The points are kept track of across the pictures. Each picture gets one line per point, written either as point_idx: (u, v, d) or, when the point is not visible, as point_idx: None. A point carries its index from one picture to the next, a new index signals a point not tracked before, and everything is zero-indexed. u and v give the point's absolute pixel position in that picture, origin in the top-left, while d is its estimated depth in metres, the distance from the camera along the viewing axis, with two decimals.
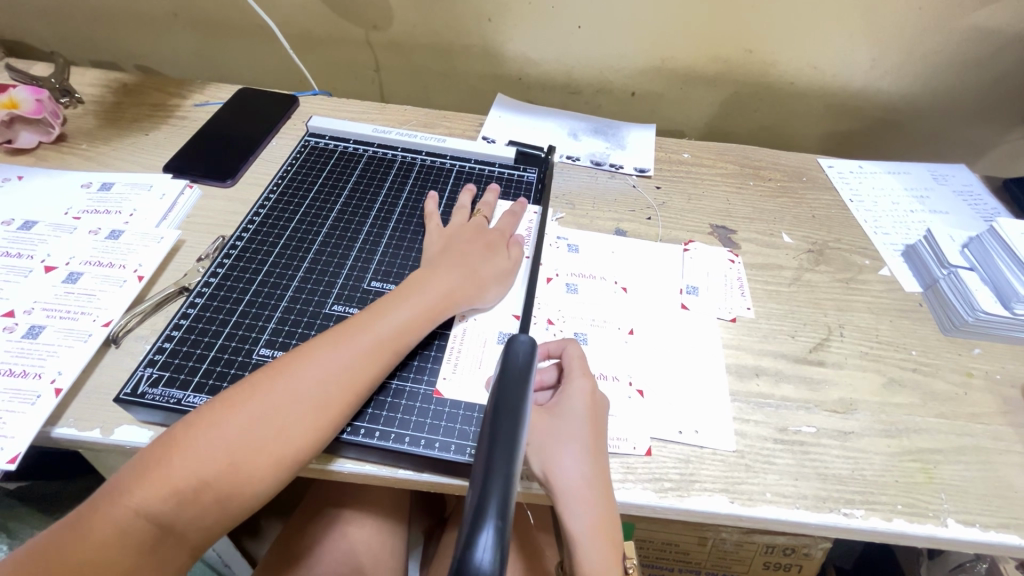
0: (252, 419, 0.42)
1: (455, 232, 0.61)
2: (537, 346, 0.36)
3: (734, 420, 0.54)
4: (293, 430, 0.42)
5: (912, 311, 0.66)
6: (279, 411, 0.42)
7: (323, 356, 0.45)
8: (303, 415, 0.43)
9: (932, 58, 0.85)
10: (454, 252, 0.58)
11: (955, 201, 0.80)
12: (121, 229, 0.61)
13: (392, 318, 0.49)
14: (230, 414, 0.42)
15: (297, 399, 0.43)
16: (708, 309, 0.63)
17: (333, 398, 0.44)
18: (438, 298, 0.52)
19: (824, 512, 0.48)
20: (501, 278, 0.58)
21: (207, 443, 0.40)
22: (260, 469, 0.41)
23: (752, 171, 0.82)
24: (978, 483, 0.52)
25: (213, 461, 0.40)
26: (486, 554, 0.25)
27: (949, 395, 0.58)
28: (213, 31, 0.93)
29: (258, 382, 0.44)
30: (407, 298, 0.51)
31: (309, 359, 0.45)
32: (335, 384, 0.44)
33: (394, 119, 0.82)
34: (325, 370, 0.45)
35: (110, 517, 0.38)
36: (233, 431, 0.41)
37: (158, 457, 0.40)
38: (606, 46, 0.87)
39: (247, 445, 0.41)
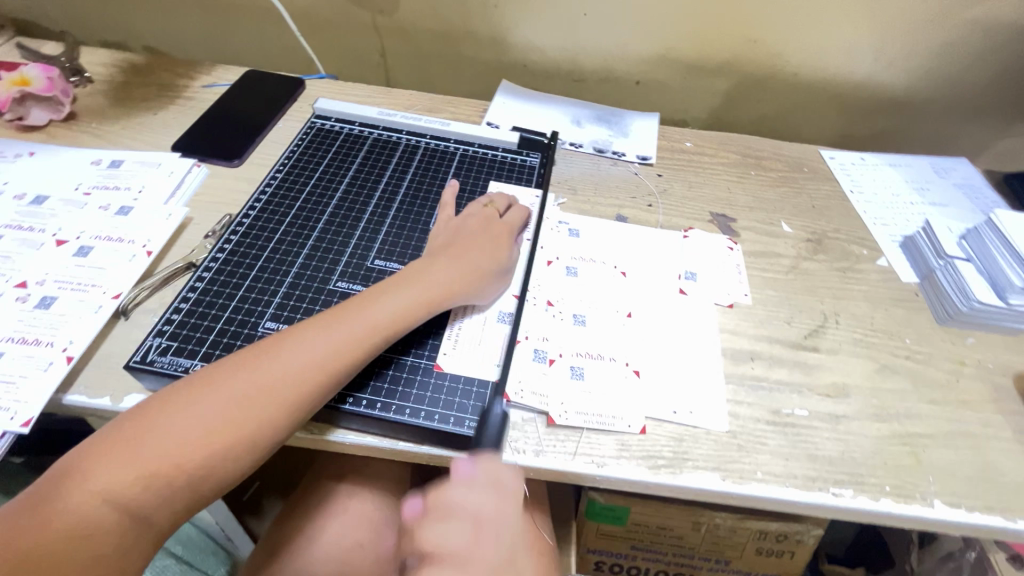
0: (225, 403, 0.43)
1: (462, 222, 0.61)
2: None
3: (728, 401, 0.55)
4: (267, 415, 0.43)
5: (908, 300, 0.67)
6: (253, 396, 0.43)
7: (302, 343, 0.46)
8: (278, 400, 0.44)
9: (936, 50, 0.85)
10: (460, 244, 0.58)
11: (955, 194, 0.80)
12: (131, 205, 0.62)
13: (379, 307, 0.49)
14: (204, 397, 0.43)
15: (275, 384, 0.44)
16: (706, 294, 0.64)
17: (310, 385, 0.45)
18: (432, 290, 0.52)
19: (812, 492, 0.49)
20: (504, 275, 0.58)
21: (179, 425, 0.41)
22: (229, 454, 0.42)
23: (753, 161, 0.83)
24: (966, 468, 0.53)
25: (181, 443, 0.41)
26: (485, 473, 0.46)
27: (941, 383, 0.59)
28: (221, 13, 0.93)
29: (232, 369, 0.44)
30: (399, 289, 0.51)
31: (288, 345, 0.46)
32: (313, 371, 0.45)
33: (399, 103, 0.83)
34: (302, 359, 0.45)
35: (80, 494, 0.39)
36: (207, 414, 0.42)
37: (130, 438, 0.41)
38: (611, 34, 0.88)
39: (220, 429, 0.42)
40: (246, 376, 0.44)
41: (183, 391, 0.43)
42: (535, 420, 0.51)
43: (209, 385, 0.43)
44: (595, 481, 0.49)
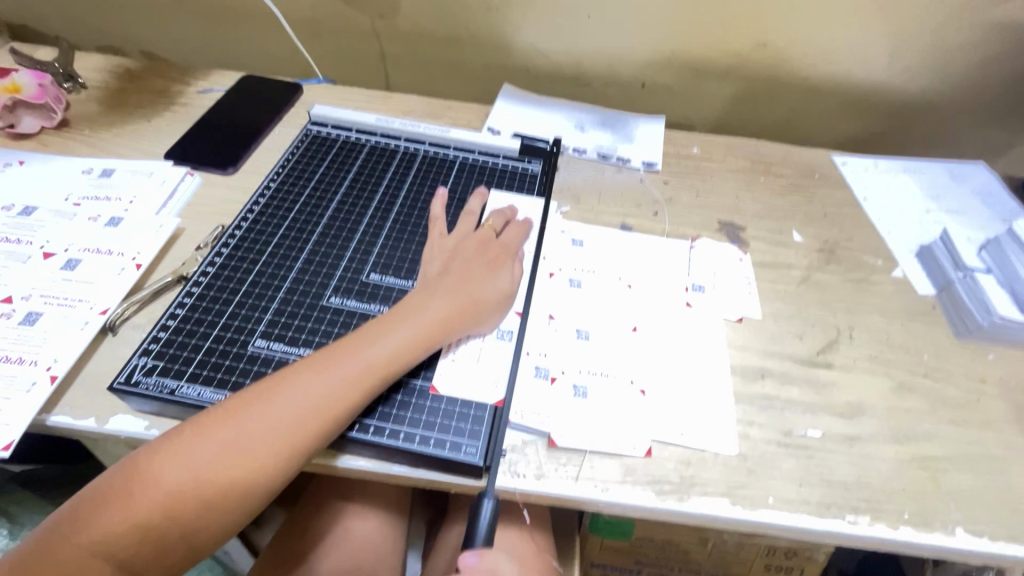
0: (214, 456, 0.41)
1: (459, 243, 0.59)
2: None
3: (738, 422, 0.52)
4: (259, 469, 0.41)
5: (925, 313, 0.64)
6: (243, 450, 0.41)
7: (294, 390, 0.43)
8: (270, 453, 0.42)
9: (952, 52, 0.82)
10: (457, 269, 0.55)
11: (972, 202, 0.78)
12: (121, 216, 0.60)
13: (375, 347, 0.47)
14: (192, 450, 0.40)
15: (265, 436, 0.42)
16: (714, 308, 0.61)
17: (303, 437, 0.42)
18: (430, 321, 0.50)
19: (827, 519, 0.47)
20: (503, 298, 0.55)
21: (167, 481, 0.39)
22: (226, 502, 0.40)
23: (762, 167, 0.80)
24: (989, 493, 0.50)
25: (174, 493, 0.39)
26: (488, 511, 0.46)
27: (961, 401, 0.56)
28: (218, 17, 0.92)
29: (229, 412, 0.42)
30: (396, 327, 0.49)
31: (279, 392, 0.43)
32: (306, 422, 0.43)
33: (398, 109, 0.81)
34: (300, 402, 0.43)
35: (67, 552, 0.37)
36: (195, 468, 0.40)
37: (116, 492, 0.39)
38: (615, 36, 0.85)
39: (210, 484, 0.40)
40: (235, 426, 0.42)
41: (167, 441, 0.41)
42: (536, 442, 0.49)
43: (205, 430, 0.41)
44: (598, 507, 0.47)
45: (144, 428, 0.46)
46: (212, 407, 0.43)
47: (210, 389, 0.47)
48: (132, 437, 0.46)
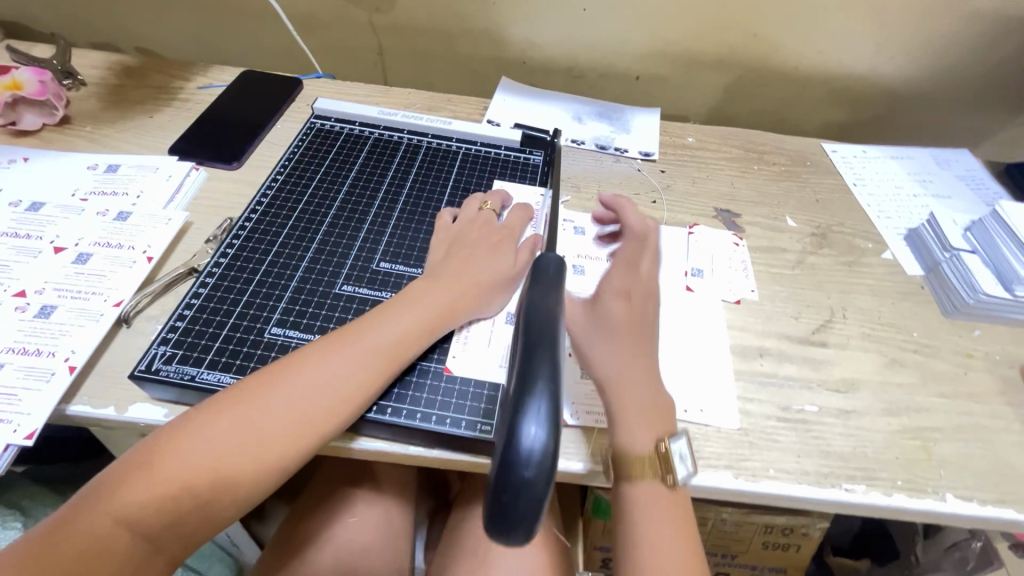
0: (232, 432, 0.41)
1: (464, 228, 0.60)
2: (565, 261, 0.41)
3: (739, 399, 0.54)
4: (275, 443, 0.42)
5: (914, 293, 0.67)
6: (261, 424, 0.42)
7: (310, 368, 0.45)
8: (287, 427, 0.43)
9: (937, 41, 0.85)
10: (463, 255, 0.57)
11: (957, 186, 0.80)
12: (129, 210, 0.61)
13: (387, 327, 0.48)
14: (210, 425, 0.41)
15: (283, 411, 0.43)
16: (713, 291, 0.63)
17: (319, 412, 0.44)
18: (437, 307, 0.51)
19: (825, 488, 0.49)
20: (509, 280, 0.56)
21: (186, 453, 0.40)
22: (243, 477, 0.41)
23: (756, 156, 0.83)
24: (976, 460, 0.53)
25: (192, 468, 0.40)
26: (538, 432, 0.30)
27: (949, 375, 0.59)
28: (214, 13, 0.92)
29: (247, 391, 0.43)
30: (406, 307, 0.50)
31: (296, 370, 0.45)
32: (322, 398, 0.44)
33: (399, 102, 0.82)
34: (315, 381, 0.44)
35: (87, 527, 0.38)
36: (214, 442, 0.41)
37: (137, 465, 0.40)
38: (611, 29, 0.87)
39: (228, 457, 0.41)
40: (253, 402, 0.43)
41: (188, 418, 0.42)
42: None
43: (223, 407, 0.42)
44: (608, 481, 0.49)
45: (164, 416, 0.47)
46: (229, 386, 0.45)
47: (230, 375, 0.48)
48: (152, 424, 0.47)
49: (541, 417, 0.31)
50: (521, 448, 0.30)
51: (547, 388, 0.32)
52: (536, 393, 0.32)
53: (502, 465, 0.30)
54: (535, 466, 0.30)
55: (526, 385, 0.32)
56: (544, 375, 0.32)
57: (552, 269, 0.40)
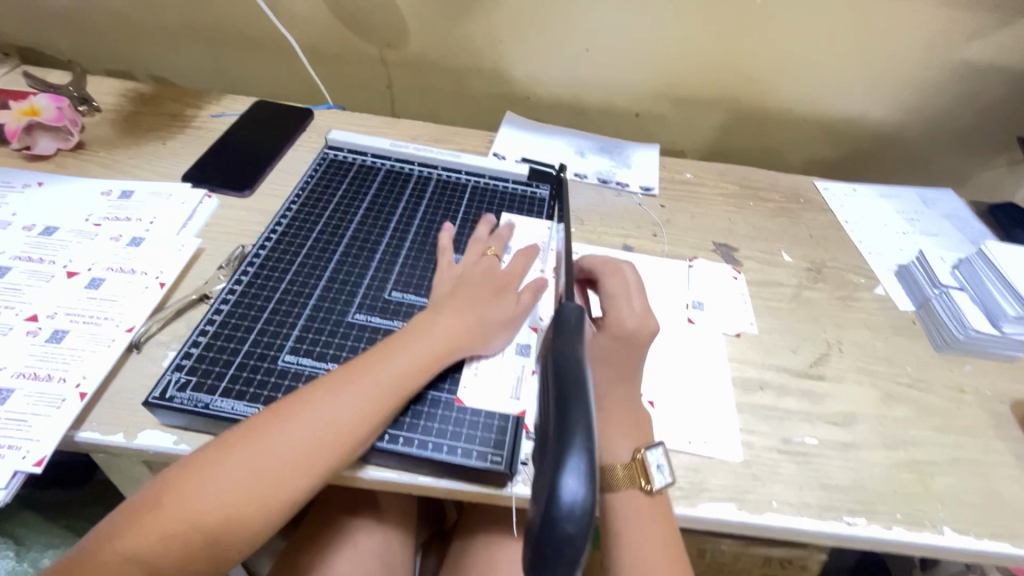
0: (240, 469, 0.42)
1: (468, 266, 0.61)
2: (583, 310, 0.43)
3: (741, 431, 0.56)
4: (283, 483, 0.42)
5: (906, 328, 0.69)
6: (268, 465, 0.42)
7: (320, 406, 0.45)
8: (297, 461, 0.43)
9: (921, 88, 0.90)
10: (465, 290, 0.57)
11: (943, 224, 0.84)
12: (142, 236, 0.62)
13: (395, 361, 0.49)
14: (220, 461, 0.42)
15: (289, 451, 0.43)
16: (714, 323, 0.65)
17: (328, 450, 0.44)
18: (441, 342, 0.52)
19: (828, 521, 0.50)
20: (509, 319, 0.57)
21: (194, 497, 0.40)
22: (253, 514, 0.41)
23: (751, 192, 0.86)
24: (971, 494, 0.54)
25: (201, 505, 0.40)
26: (577, 483, 0.33)
27: (943, 410, 0.61)
28: (230, 43, 0.94)
29: (255, 425, 0.44)
30: (415, 342, 0.51)
31: (303, 411, 0.45)
32: (332, 435, 0.44)
33: (407, 134, 0.84)
34: (322, 417, 0.45)
35: (101, 563, 0.38)
36: (223, 477, 0.41)
37: (145, 509, 0.40)
38: (613, 69, 0.91)
39: (235, 500, 0.41)
40: (262, 441, 0.43)
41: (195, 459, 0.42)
42: None
43: (232, 442, 0.43)
44: None
45: (174, 443, 0.47)
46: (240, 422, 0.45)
47: (244, 403, 0.48)
48: (161, 452, 0.47)
49: (579, 471, 0.33)
50: (561, 503, 0.32)
51: (583, 446, 0.34)
52: (574, 446, 0.34)
53: (545, 517, 0.32)
54: (576, 519, 0.32)
55: (565, 440, 0.34)
56: (579, 436, 0.34)
57: (573, 320, 0.42)
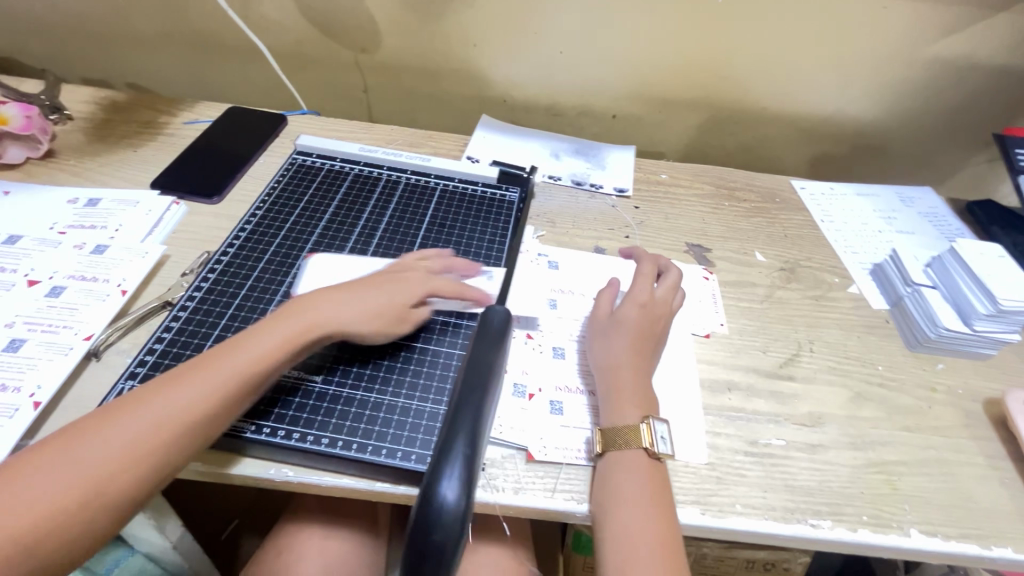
0: (144, 414, 0.42)
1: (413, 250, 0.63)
2: (509, 317, 0.45)
3: (707, 433, 0.55)
4: (165, 428, 0.42)
5: (879, 327, 0.69)
6: (152, 414, 0.42)
7: (217, 358, 0.46)
8: (204, 408, 0.44)
9: (896, 86, 0.90)
10: (401, 266, 0.59)
11: (920, 222, 0.84)
12: (106, 243, 0.62)
13: (297, 314, 0.51)
14: (126, 409, 0.42)
15: (197, 399, 0.44)
16: (683, 325, 0.65)
17: (216, 395, 0.44)
18: (362, 303, 0.53)
19: (791, 523, 0.50)
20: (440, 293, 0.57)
21: (77, 452, 0.40)
22: (154, 457, 0.41)
23: (727, 192, 0.85)
24: (940, 495, 0.53)
25: (99, 450, 0.40)
26: (453, 491, 0.33)
27: (914, 409, 0.60)
28: (205, 50, 0.95)
29: (165, 378, 0.45)
30: (324, 299, 0.53)
31: (198, 365, 0.46)
32: (218, 380, 0.45)
33: (381, 138, 0.84)
34: (234, 367, 0.46)
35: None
36: (126, 422, 0.42)
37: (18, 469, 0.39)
38: (587, 72, 0.91)
39: (135, 444, 0.41)
40: (169, 390, 0.44)
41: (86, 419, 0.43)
42: (515, 456, 0.51)
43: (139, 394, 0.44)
44: (573, 517, 0.49)
45: None
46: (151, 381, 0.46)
47: None
48: None
49: (456, 481, 0.34)
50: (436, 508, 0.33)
51: (463, 452, 0.35)
52: (455, 453, 0.35)
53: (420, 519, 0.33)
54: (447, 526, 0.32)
55: (447, 450, 0.35)
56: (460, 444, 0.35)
57: (496, 323, 0.44)
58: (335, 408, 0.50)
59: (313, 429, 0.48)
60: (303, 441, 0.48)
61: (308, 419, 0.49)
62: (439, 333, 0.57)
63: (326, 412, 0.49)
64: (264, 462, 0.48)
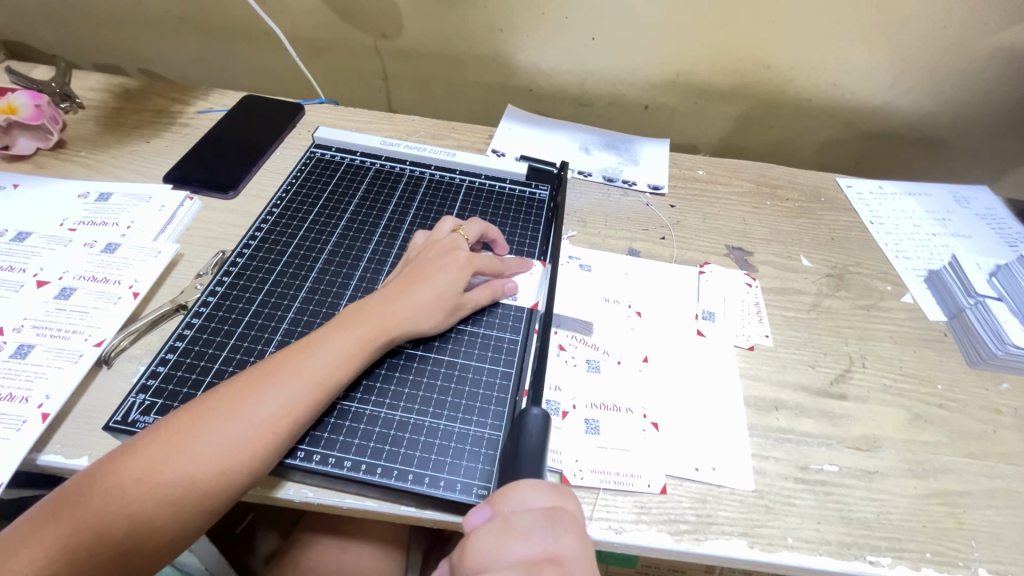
0: (149, 474, 0.39)
1: (425, 246, 0.57)
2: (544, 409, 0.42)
3: (753, 457, 0.51)
4: (270, 434, 0.42)
5: (937, 341, 0.63)
6: (246, 420, 0.41)
7: (305, 357, 0.45)
8: (211, 465, 0.40)
9: (957, 76, 0.83)
10: (412, 270, 0.54)
11: (978, 225, 0.78)
12: (118, 242, 0.59)
13: (378, 310, 0.49)
14: (129, 467, 0.39)
15: (206, 455, 0.40)
16: (725, 336, 0.60)
17: (314, 398, 0.44)
18: (372, 327, 0.48)
19: (848, 560, 0.46)
20: (450, 302, 0.52)
21: (172, 460, 0.39)
22: (165, 518, 0.38)
23: (768, 190, 0.80)
24: (1011, 530, 0.49)
25: (108, 510, 0.37)
26: None
27: (977, 434, 0.55)
28: (220, 35, 0.91)
29: (168, 427, 0.41)
30: (403, 294, 0.51)
31: (285, 363, 0.45)
32: (314, 382, 0.44)
33: (402, 129, 0.80)
34: (242, 418, 0.41)
35: None
36: (129, 482, 0.38)
37: (101, 480, 0.38)
38: (620, 60, 0.85)
39: (145, 506, 0.38)
40: (173, 443, 0.40)
41: (162, 423, 0.41)
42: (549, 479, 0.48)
43: (143, 445, 0.40)
44: (611, 547, 0.45)
45: None
46: (152, 424, 0.42)
47: None
48: None
49: None
50: None
51: None
52: None
53: None
54: None
55: None
56: None
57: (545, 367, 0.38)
58: (358, 428, 0.47)
59: (334, 451, 0.45)
60: (326, 464, 0.44)
61: (329, 440, 0.46)
62: (467, 345, 0.53)
63: (349, 432, 0.46)
64: (284, 482, 0.45)
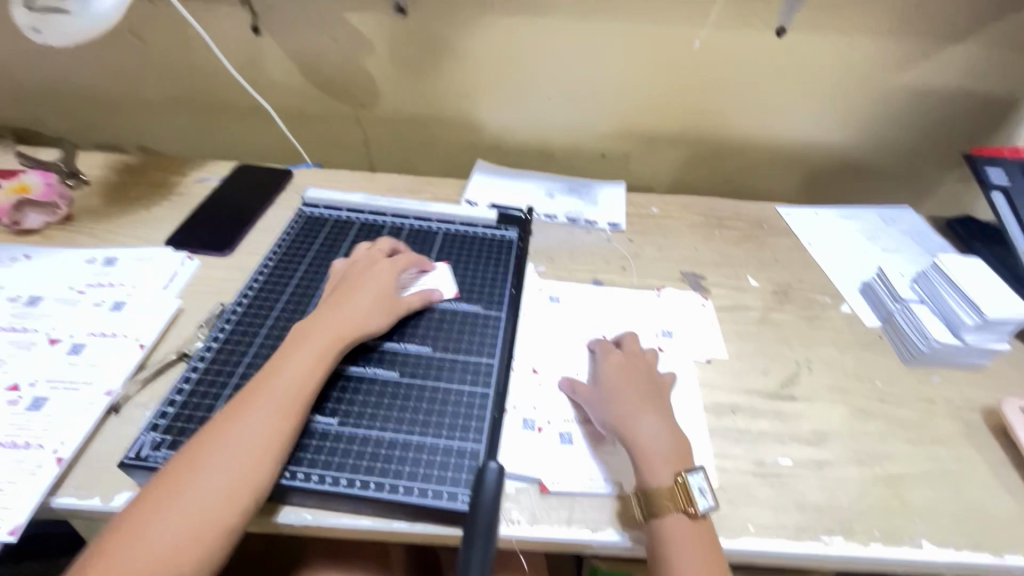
0: (161, 518, 0.42)
1: (349, 267, 0.64)
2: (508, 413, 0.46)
3: (715, 456, 0.56)
4: (260, 453, 0.46)
5: (873, 343, 0.71)
6: (235, 446, 0.46)
7: (271, 377, 0.50)
8: (214, 493, 0.44)
9: (867, 113, 0.95)
10: (343, 284, 0.61)
11: (904, 241, 0.87)
12: (124, 300, 0.64)
13: (326, 322, 0.55)
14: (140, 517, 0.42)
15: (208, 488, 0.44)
16: (685, 350, 0.67)
17: (288, 408, 0.49)
18: (322, 336, 0.54)
19: (804, 541, 0.50)
20: (387, 307, 0.59)
21: (178, 500, 0.43)
22: (181, 554, 0.41)
23: (716, 221, 0.89)
24: (948, 505, 0.54)
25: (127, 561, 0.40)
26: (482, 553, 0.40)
27: (914, 422, 0.61)
28: (214, 113, 1.00)
29: (169, 474, 0.45)
30: (345, 304, 0.57)
31: (256, 388, 0.50)
32: (286, 394, 0.49)
33: (383, 186, 0.88)
34: (233, 447, 0.46)
35: None
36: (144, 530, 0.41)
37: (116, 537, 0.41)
38: (575, 116, 0.96)
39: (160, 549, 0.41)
40: (177, 485, 0.44)
41: (160, 476, 0.45)
42: (529, 488, 0.52)
43: (150, 495, 0.43)
44: (590, 546, 0.50)
45: None
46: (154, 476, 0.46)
47: None
48: None
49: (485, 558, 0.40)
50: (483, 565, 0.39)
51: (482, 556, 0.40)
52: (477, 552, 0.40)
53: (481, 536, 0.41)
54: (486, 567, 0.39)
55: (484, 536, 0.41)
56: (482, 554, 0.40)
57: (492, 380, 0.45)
58: (352, 449, 0.51)
59: (330, 470, 0.49)
60: (323, 483, 0.48)
61: (325, 461, 0.50)
62: (449, 370, 0.59)
63: (343, 453, 0.51)
64: (284, 507, 0.49)
